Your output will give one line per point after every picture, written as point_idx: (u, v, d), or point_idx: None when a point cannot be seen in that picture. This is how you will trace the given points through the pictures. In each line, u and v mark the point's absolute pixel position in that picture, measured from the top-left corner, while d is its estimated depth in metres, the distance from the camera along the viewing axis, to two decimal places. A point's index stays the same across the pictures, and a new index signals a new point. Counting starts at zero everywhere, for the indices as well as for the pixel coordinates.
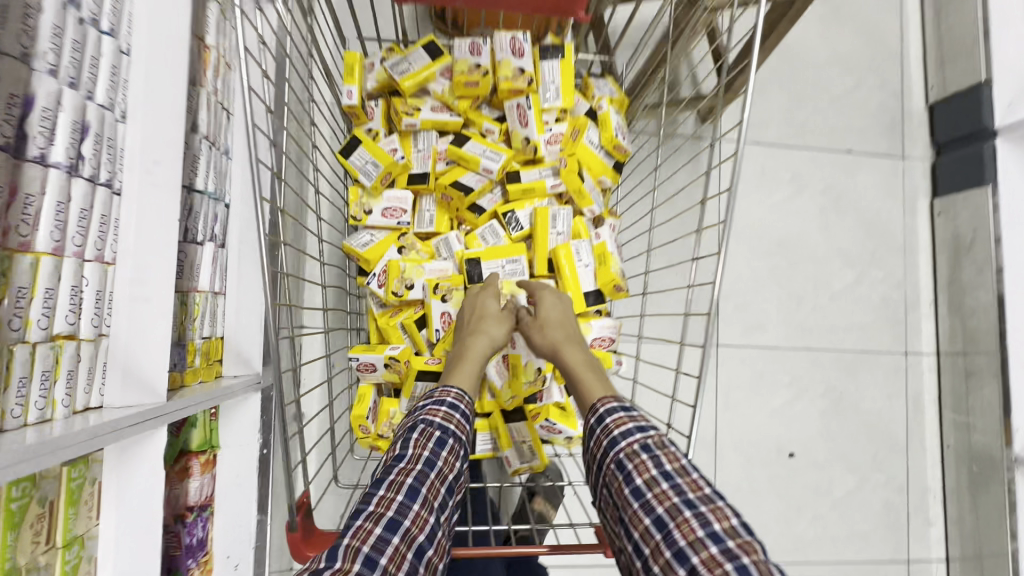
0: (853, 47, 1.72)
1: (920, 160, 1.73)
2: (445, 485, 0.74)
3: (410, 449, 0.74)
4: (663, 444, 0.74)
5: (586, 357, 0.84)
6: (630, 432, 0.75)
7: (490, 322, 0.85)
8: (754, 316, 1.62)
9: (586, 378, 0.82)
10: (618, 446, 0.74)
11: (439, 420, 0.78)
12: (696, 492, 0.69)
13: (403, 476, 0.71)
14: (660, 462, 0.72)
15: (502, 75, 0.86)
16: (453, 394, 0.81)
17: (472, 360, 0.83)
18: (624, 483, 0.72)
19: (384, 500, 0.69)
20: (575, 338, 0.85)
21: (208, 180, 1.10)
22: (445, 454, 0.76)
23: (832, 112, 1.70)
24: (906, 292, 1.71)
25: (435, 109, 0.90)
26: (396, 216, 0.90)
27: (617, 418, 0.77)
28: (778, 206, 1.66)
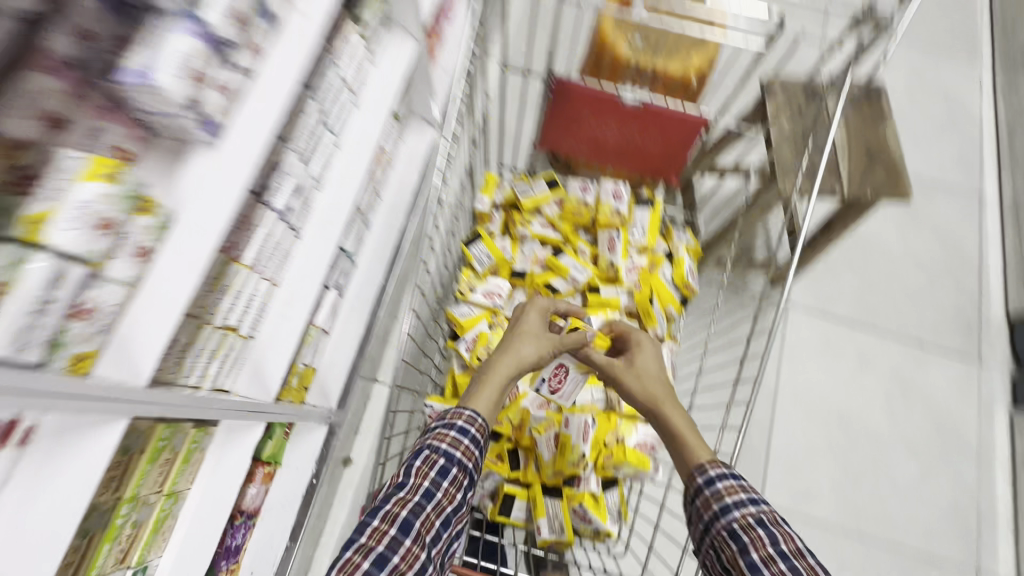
0: (930, 250, 1.84)
1: (998, 369, 1.72)
2: (439, 517, 0.73)
3: (412, 478, 0.74)
4: (778, 521, 0.69)
5: (677, 409, 0.83)
6: (743, 502, 0.71)
7: (527, 343, 0.87)
8: (806, 484, 1.57)
9: (687, 437, 0.80)
10: (730, 513, 0.70)
11: (445, 447, 0.77)
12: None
13: (398, 509, 0.71)
14: (778, 542, 0.65)
15: (602, 212, 1.08)
16: (465, 418, 0.81)
17: (494, 387, 0.84)
18: (735, 554, 0.67)
19: (376, 531, 0.69)
20: (666, 390, 0.85)
21: (351, 242, 1.38)
22: (446, 485, 0.75)
23: (905, 303, 1.77)
24: (980, 504, 1.60)
25: (544, 225, 1.13)
26: (493, 299, 1.07)
27: (727, 484, 0.73)
28: (841, 379, 1.68)
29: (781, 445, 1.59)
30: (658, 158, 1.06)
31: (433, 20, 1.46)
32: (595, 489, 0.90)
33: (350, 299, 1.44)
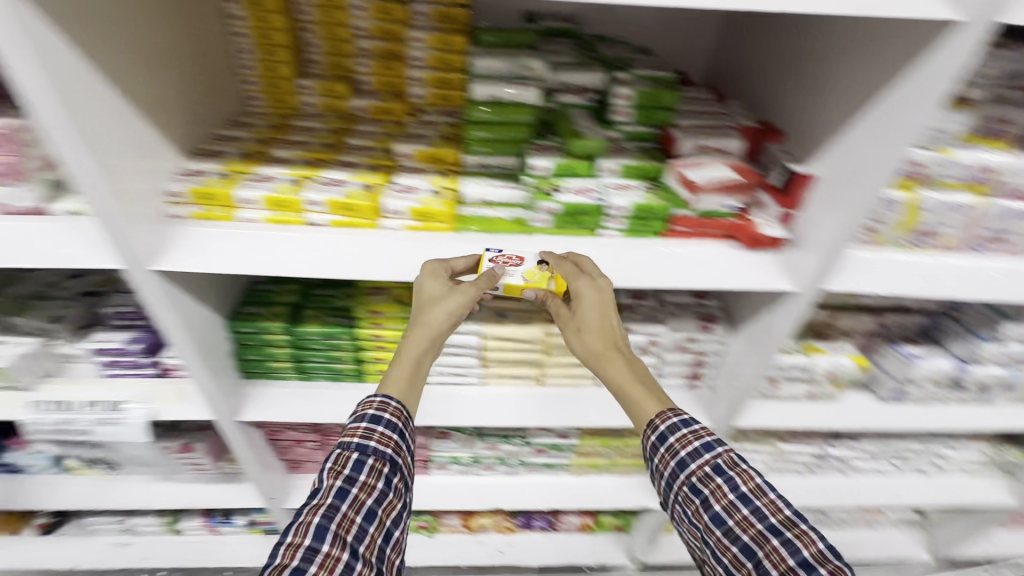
0: None
1: None
2: (360, 513, 0.62)
3: (324, 480, 0.64)
4: (733, 462, 0.69)
5: (627, 362, 0.77)
6: (698, 453, 0.70)
7: (439, 314, 0.71)
8: None
9: (631, 391, 0.76)
10: (687, 467, 0.70)
11: (357, 440, 0.67)
12: (778, 516, 0.65)
13: (311, 516, 0.61)
14: (738, 485, 0.67)
15: None
16: (378, 407, 0.69)
17: (409, 359, 0.73)
18: (698, 507, 0.68)
19: (292, 548, 0.58)
20: (616, 341, 0.77)
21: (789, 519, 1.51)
22: (360, 479, 0.64)
23: None
24: None
25: None
26: None
27: (679, 434, 0.71)
28: None
29: None
30: None
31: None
32: None
33: None
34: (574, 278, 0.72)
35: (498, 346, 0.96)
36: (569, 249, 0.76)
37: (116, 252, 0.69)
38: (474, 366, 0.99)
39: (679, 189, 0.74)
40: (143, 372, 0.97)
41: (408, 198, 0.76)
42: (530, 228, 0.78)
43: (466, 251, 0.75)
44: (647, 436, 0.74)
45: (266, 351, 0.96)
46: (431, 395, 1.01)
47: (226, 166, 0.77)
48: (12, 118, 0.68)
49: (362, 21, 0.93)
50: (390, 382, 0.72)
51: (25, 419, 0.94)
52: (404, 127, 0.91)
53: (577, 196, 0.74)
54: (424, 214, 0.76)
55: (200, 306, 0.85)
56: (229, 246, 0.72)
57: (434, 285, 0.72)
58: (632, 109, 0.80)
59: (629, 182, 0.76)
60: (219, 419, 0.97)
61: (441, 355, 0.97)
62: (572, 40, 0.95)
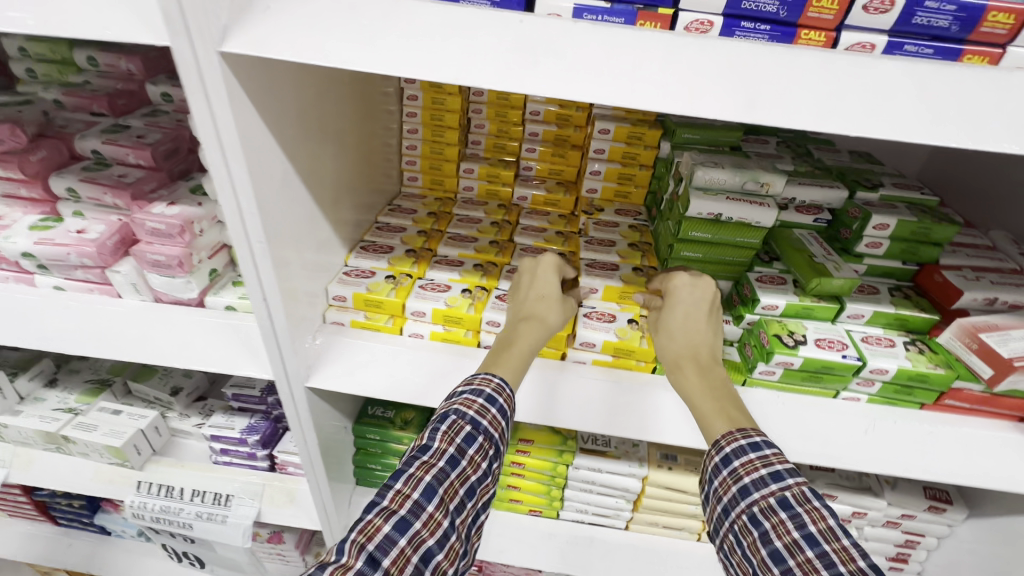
0: None
1: None
2: (465, 489, 0.48)
3: (435, 442, 0.48)
4: (807, 496, 0.42)
5: (706, 369, 0.54)
6: (764, 479, 0.44)
7: (554, 308, 0.60)
8: None
9: (700, 403, 0.52)
10: (750, 491, 0.44)
11: (473, 413, 0.50)
12: (860, 567, 0.38)
13: (422, 471, 0.46)
14: (805, 524, 0.40)
15: None
16: (494, 385, 0.52)
17: (526, 346, 0.56)
18: (755, 543, 0.42)
19: (399, 495, 0.45)
20: (705, 347, 0.56)
21: None
22: (470, 452, 0.49)
23: None
24: None
25: None
26: None
27: (745, 459, 0.46)
28: None
29: None
30: None
31: None
32: None
33: None
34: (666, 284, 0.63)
35: (661, 496, 0.79)
36: (801, 413, 0.59)
37: (276, 364, 0.59)
38: (623, 510, 0.82)
39: (963, 355, 0.57)
40: (255, 466, 0.88)
41: (604, 328, 0.63)
42: (749, 378, 0.62)
43: (671, 405, 0.60)
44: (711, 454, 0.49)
45: (388, 462, 0.85)
46: (565, 535, 0.85)
47: (394, 267, 0.68)
48: (188, 206, 0.62)
49: (538, 106, 0.84)
50: (499, 362, 0.56)
51: (129, 502, 0.86)
52: (578, 227, 0.81)
53: (822, 350, 0.58)
54: (619, 349, 0.62)
55: (335, 413, 0.75)
56: (391, 366, 0.61)
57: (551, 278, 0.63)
58: (888, 241, 0.63)
59: (883, 334, 0.61)
60: (328, 532, 0.85)
61: (585, 493, 0.82)
62: (776, 139, 0.82)
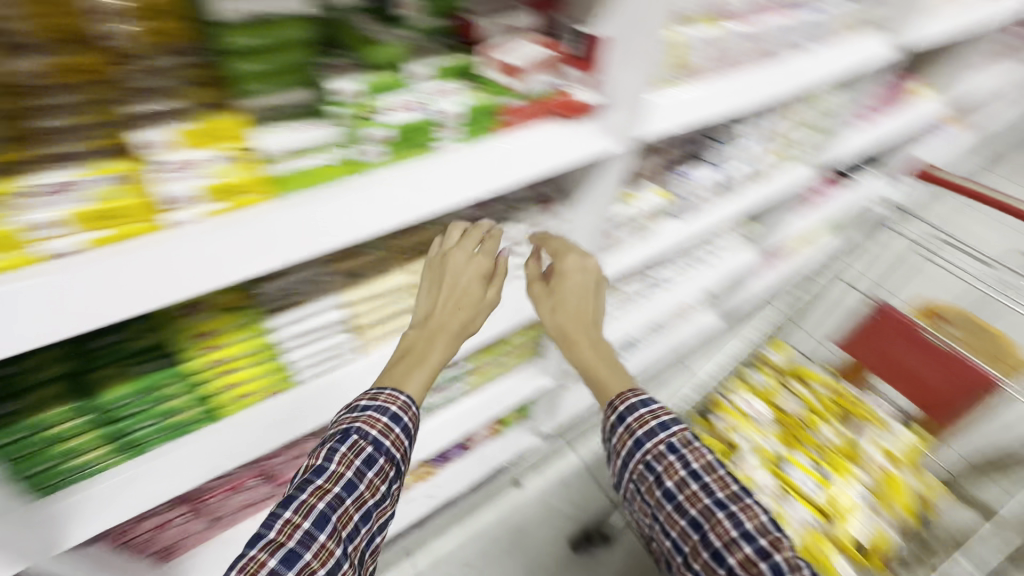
0: None
1: None
2: (361, 509, 0.67)
3: (334, 466, 0.67)
4: (686, 440, 0.79)
5: (589, 343, 0.90)
6: (654, 430, 0.79)
7: (459, 312, 0.82)
8: None
9: (595, 369, 0.87)
10: (641, 445, 0.79)
11: (378, 429, 0.72)
12: (724, 490, 0.74)
13: (315, 500, 0.64)
14: (687, 461, 0.76)
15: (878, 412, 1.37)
16: (399, 401, 0.74)
17: (427, 362, 0.78)
18: (652, 483, 0.78)
19: (287, 525, 0.61)
20: (582, 329, 0.90)
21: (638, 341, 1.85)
22: (372, 475, 0.69)
23: None
24: None
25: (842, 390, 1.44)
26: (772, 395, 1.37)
27: (637, 414, 0.81)
28: None
29: None
30: (931, 402, 1.26)
31: (772, 256, 2.02)
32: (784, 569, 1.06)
33: None
34: (565, 254, 0.96)
35: (366, 308, 0.88)
36: (419, 173, 0.67)
37: None
38: (347, 341, 0.89)
39: (498, 77, 0.75)
40: None
41: (187, 176, 0.54)
42: (365, 167, 0.65)
43: (318, 216, 0.61)
44: (609, 413, 0.84)
45: (58, 452, 0.66)
46: (311, 390, 0.88)
47: None
48: None
49: None
50: (408, 382, 0.77)
51: None
52: None
53: (404, 112, 0.66)
54: (225, 190, 0.57)
55: None
56: None
57: (471, 282, 0.84)
58: (420, 3, 0.72)
59: (447, 85, 0.71)
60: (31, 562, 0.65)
61: (303, 345, 0.84)
62: None
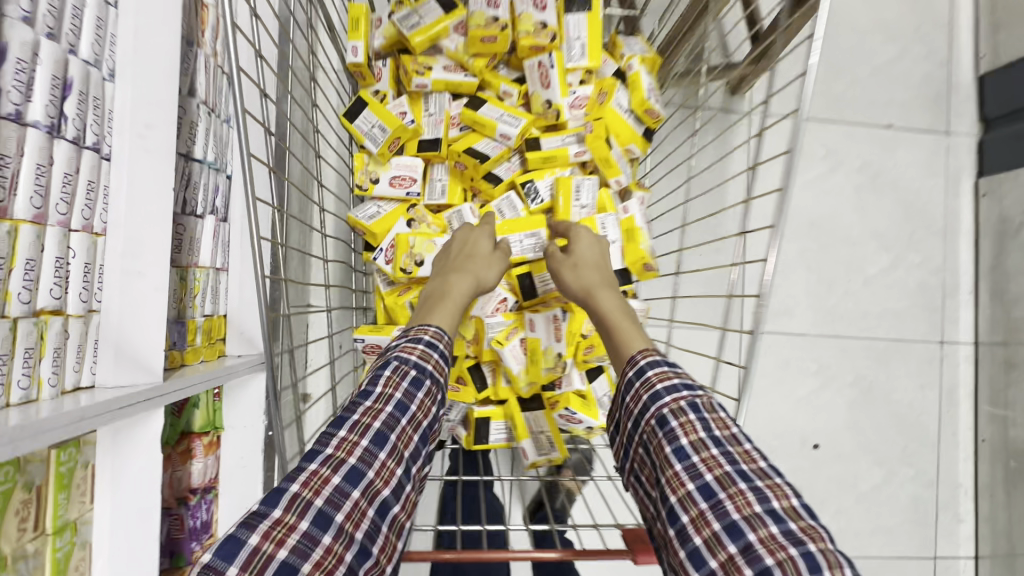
0: (900, 13, 1.60)
1: (966, 137, 1.62)
2: (417, 431, 0.68)
3: (380, 388, 0.68)
4: (712, 407, 0.69)
5: (611, 301, 0.78)
6: (676, 388, 0.71)
7: (486, 270, 0.77)
8: (781, 301, 1.54)
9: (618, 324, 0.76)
10: (662, 400, 0.70)
11: (416, 360, 0.71)
12: (751, 465, 0.64)
13: (369, 419, 0.66)
14: (710, 427, 0.67)
15: (522, 30, 0.76)
16: (432, 331, 0.73)
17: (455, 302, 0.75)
18: (666, 448, 0.68)
19: (346, 442, 0.64)
20: (606, 288, 0.78)
21: (208, 149, 1.04)
22: (420, 395, 0.70)
23: (872, 83, 1.59)
24: (945, 278, 1.60)
25: (447, 68, 0.80)
26: (405, 185, 0.81)
27: (658, 368, 0.73)
28: (811, 185, 1.57)
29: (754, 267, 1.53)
30: None
31: None
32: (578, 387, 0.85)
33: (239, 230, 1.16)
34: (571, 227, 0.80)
35: None
36: None
37: None
38: None
39: None
40: None
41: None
42: None
43: None
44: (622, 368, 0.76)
45: None
46: None
47: None
48: None
49: None
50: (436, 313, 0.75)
51: None
52: None
53: None
54: None
55: None
56: None
57: (484, 243, 0.79)
58: None
59: None
60: None
61: None
62: None
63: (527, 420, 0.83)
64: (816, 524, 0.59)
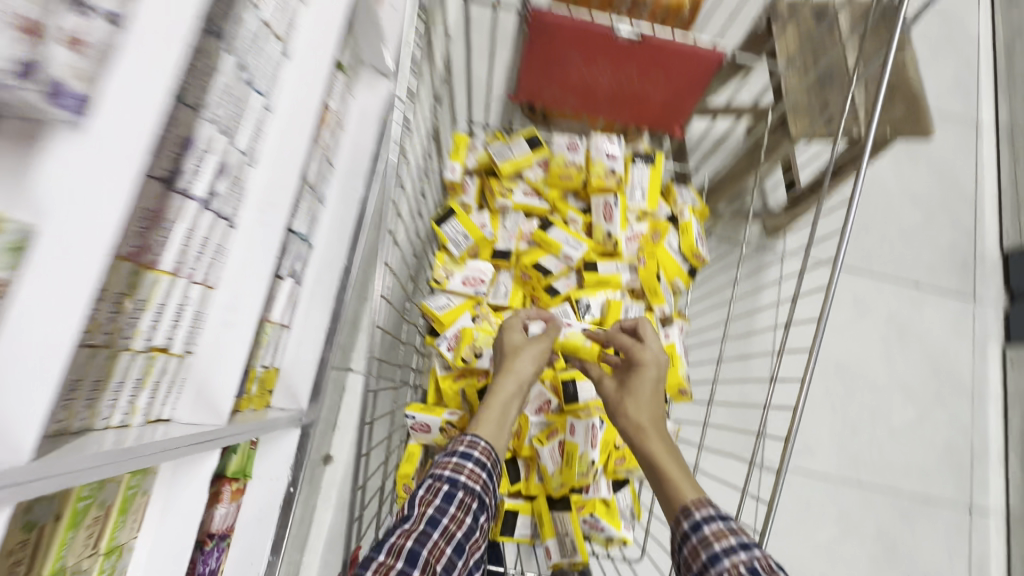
0: (928, 186, 1.75)
1: (992, 305, 1.69)
2: (451, 542, 0.73)
3: (416, 509, 0.75)
4: (772, 569, 0.60)
5: (661, 439, 0.75)
6: (735, 549, 0.62)
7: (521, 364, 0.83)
8: (804, 439, 1.55)
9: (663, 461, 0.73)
10: (719, 561, 0.61)
11: (449, 472, 0.79)
12: None
13: (404, 539, 0.71)
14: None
15: (594, 173, 0.91)
16: (466, 442, 0.81)
17: (500, 403, 0.83)
18: None
19: (384, 564, 0.68)
20: (656, 424, 0.76)
21: (302, 223, 1.20)
22: (453, 508, 0.76)
23: (901, 244, 1.70)
24: (973, 441, 1.59)
25: (526, 193, 0.95)
26: (475, 285, 0.93)
27: (714, 527, 0.64)
28: (841, 328, 1.63)
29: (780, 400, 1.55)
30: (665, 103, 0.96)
31: None
32: (606, 495, 0.89)
33: (309, 294, 1.29)
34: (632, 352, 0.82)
35: None
36: None
37: None
38: None
39: None
40: None
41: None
42: None
43: None
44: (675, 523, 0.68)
45: None
46: None
47: None
48: None
49: None
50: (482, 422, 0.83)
51: None
52: None
53: None
54: None
55: None
56: None
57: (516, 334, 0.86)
58: None
59: None
60: None
61: None
62: None
63: (554, 520, 0.87)
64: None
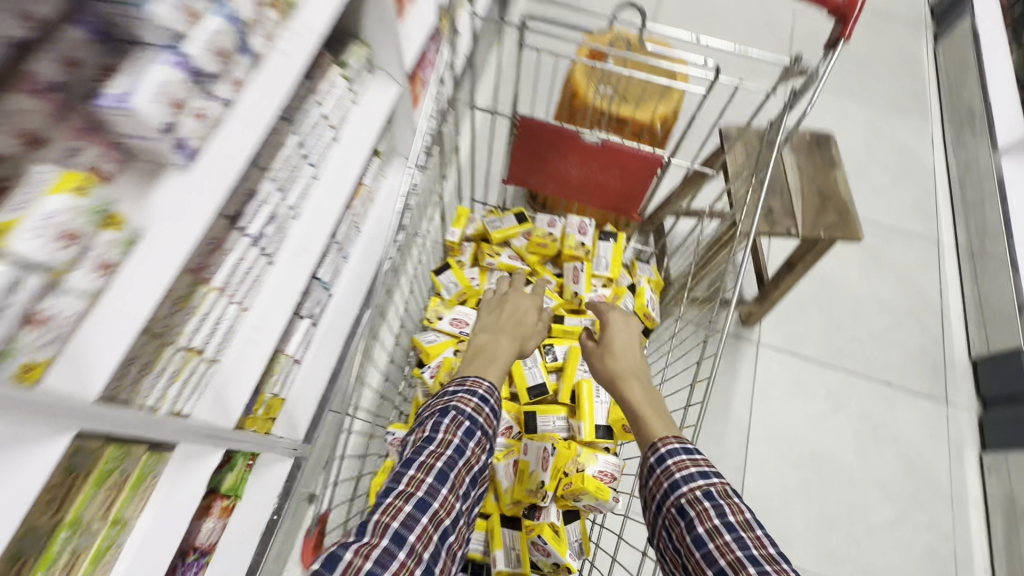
0: (894, 294, 1.92)
1: (966, 410, 1.76)
2: (468, 473, 0.81)
3: (442, 433, 0.81)
4: (725, 495, 0.80)
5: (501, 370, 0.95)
6: (692, 476, 0.82)
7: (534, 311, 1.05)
8: (779, 527, 1.57)
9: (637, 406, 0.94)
10: (679, 488, 0.82)
11: (474, 403, 0.87)
12: (762, 551, 0.73)
13: (432, 459, 0.78)
14: (724, 513, 0.77)
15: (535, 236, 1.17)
16: (482, 386, 0.89)
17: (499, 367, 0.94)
18: (688, 531, 0.78)
19: (392, 507, 0.72)
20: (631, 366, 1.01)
21: (326, 272, 1.40)
22: (446, 423, 0.82)
23: (870, 344, 1.84)
24: (957, 548, 1.57)
25: (511, 257, 1.17)
26: (458, 327, 1.12)
27: (677, 459, 0.84)
28: (812, 419, 1.72)
29: (753, 484, 1.60)
30: (624, 193, 1.06)
31: (417, 67, 1.55)
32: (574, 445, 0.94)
33: (324, 329, 1.42)
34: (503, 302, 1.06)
35: None
36: None
37: None
38: None
39: None
40: None
41: None
42: None
43: None
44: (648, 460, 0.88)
45: None
46: None
47: None
48: None
49: None
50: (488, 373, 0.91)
51: None
52: None
53: None
54: None
55: None
56: None
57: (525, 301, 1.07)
58: None
59: None
60: None
61: None
62: None
63: (503, 541, 0.87)
64: (763, 532, 0.75)
